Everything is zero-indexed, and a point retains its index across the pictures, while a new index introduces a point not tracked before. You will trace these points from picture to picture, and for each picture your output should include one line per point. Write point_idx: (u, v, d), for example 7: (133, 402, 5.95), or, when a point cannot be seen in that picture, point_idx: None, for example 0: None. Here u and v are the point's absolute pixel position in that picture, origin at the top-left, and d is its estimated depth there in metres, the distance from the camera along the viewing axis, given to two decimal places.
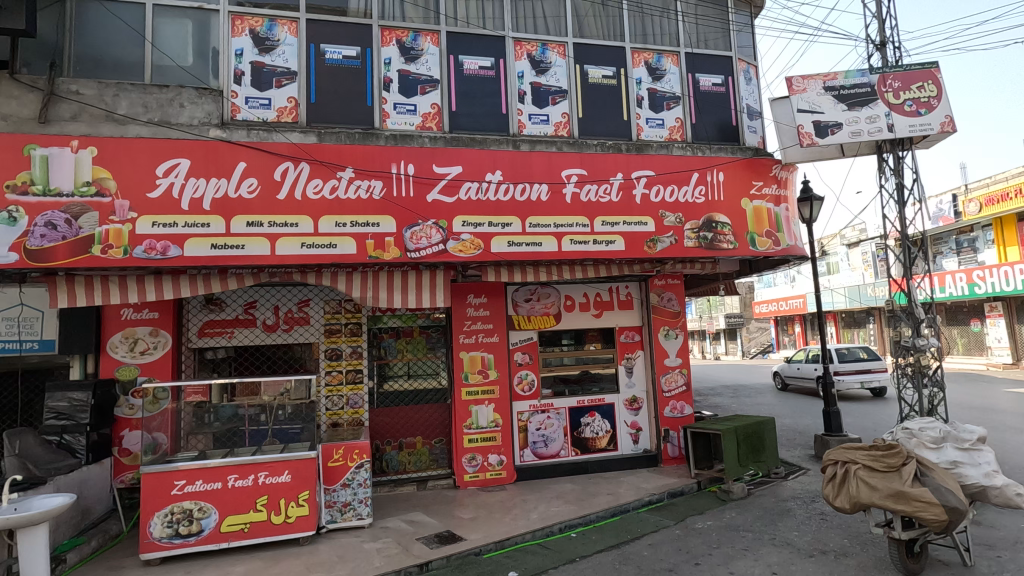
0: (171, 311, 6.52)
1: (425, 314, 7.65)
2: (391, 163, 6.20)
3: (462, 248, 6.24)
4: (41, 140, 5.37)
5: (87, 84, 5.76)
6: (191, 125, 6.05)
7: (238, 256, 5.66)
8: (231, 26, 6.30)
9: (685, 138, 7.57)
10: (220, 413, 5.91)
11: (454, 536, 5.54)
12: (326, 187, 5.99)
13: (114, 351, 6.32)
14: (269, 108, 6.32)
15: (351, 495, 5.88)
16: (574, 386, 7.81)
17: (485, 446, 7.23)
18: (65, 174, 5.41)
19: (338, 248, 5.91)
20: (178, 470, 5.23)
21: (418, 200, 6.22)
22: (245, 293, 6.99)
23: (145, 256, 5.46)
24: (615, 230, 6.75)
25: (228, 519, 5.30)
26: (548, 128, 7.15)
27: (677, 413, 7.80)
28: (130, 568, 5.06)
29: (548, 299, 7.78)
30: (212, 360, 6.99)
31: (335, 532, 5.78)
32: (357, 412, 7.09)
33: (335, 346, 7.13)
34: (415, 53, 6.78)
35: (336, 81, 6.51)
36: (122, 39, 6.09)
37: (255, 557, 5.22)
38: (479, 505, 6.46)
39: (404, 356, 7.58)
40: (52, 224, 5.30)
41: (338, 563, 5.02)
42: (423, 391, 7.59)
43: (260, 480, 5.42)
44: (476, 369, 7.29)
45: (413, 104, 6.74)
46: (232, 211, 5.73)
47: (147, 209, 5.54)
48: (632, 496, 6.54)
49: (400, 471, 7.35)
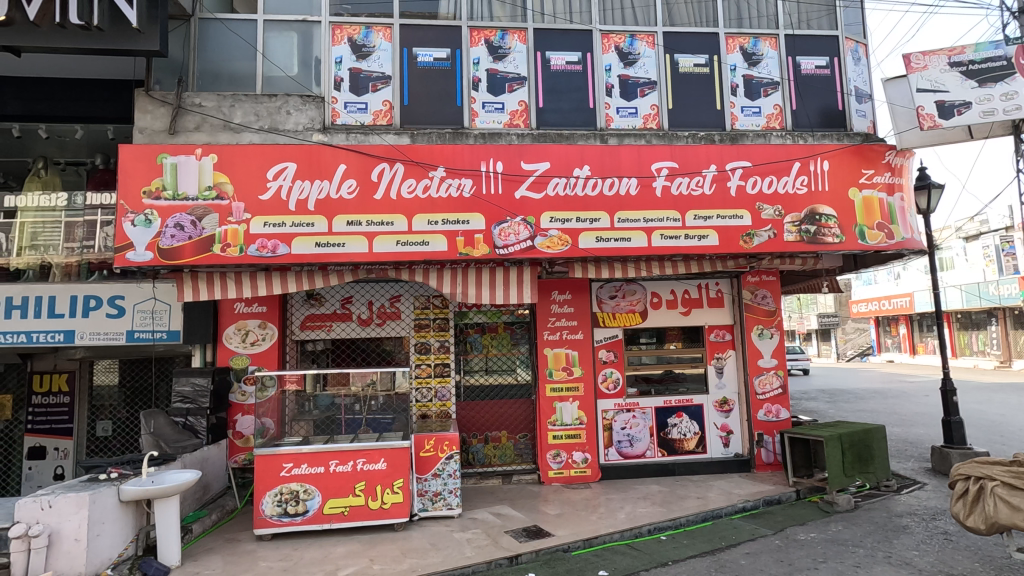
0: (277, 305, 7.01)
1: (510, 310, 7.74)
2: (480, 161, 6.31)
3: (550, 244, 6.24)
4: (171, 149, 5.96)
5: (208, 96, 6.34)
6: (296, 130, 6.46)
7: (339, 253, 5.99)
8: (332, 35, 6.64)
9: (785, 125, 7.14)
10: (318, 402, 6.19)
11: (542, 531, 5.56)
12: (419, 187, 6.19)
13: (228, 341, 6.89)
14: (365, 112, 6.61)
15: (441, 485, 6.06)
16: (659, 386, 7.61)
17: (569, 444, 7.20)
18: (191, 179, 5.96)
19: (430, 246, 6.11)
20: (284, 454, 5.62)
21: (506, 197, 6.29)
22: (342, 289, 7.37)
23: (258, 254, 5.90)
24: (708, 224, 6.48)
25: (330, 502, 5.62)
26: (636, 120, 6.97)
27: (772, 416, 7.39)
28: (245, 541, 5.50)
29: (634, 295, 7.61)
30: (312, 352, 7.42)
31: (426, 521, 5.97)
32: (445, 405, 7.31)
33: (424, 340, 7.39)
34: (503, 52, 6.84)
35: (428, 82, 6.71)
36: (237, 54, 6.60)
37: (354, 540, 5.49)
38: (564, 501, 6.45)
39: (489, 351, 7.71)
40: (180, 225, 5.86)
41: (430, 550, 5.18)
42: (506, 386, 7.69)
43: (358, 466, 5.71)
44: (560, 366, 7.28)
45: (501, 102, 6.80)
46: (333, 211, 6.06)
47: (260, 210, 5.98)
48: (724, 501, 6.27)
49: (486, 464, 7.48)
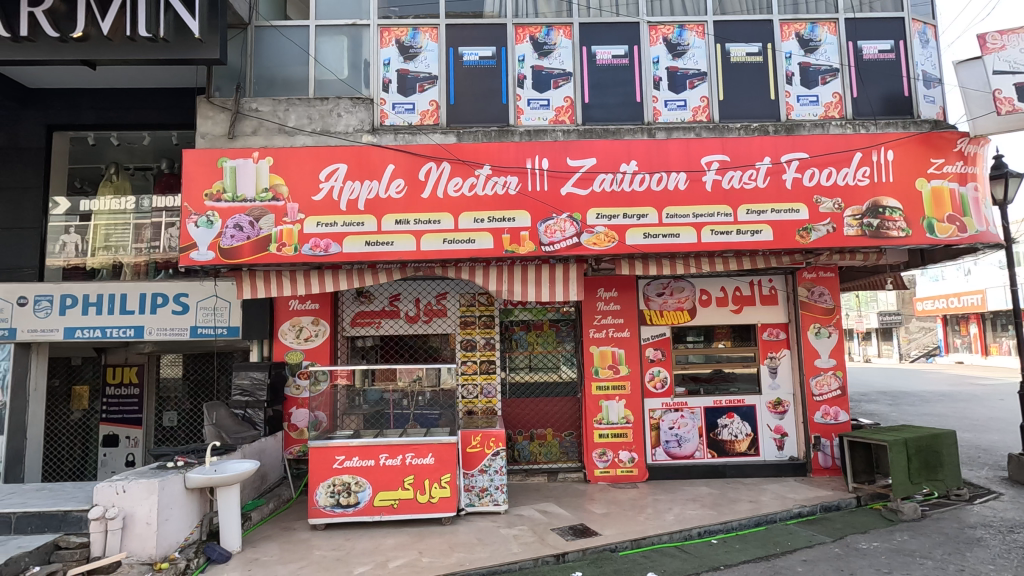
0: (328, 302, 7.23)
1: (555, 308, 7.73)
2: (525, 159, 6.31)
3: (596, 241, 6.18)
4: (230, 153, 6.24)
5: (264, 101, 6.58)
6: (347, 132, 6.64)
7: (388, 252, 6.12)
8: (380, 38, 6.77)
9: (845, 114, 6.81)
10: (368, 397, 6.37)
11: (589, 530, 5.51)
12: (465, 185, 6.25)
13: (283, 337, 7.15)
14: (413, 112, 6.71)
15: (487, 481, 6.11)
16: (708, 385, 7.42)
17: (615, 443, 7.12)
18: (249, 182, 6.22)
19: (476, 243, 6.15)
20: (337, 447, 5.80)
21: (552, 194, 6.26)
22: (390, 286, 7.52)
23: (311, 253, 6.09)
24: (761, 219, 6.26)
25: (381, 495, 5.76)
26: (685, 113, 6.80)
27: (830, 419, 7.07)
28: (300, 530, 5.70)
29: (682, 293, 7.44)
30: (362, 348, 7.59)
31: (473, 515, 6.03)
32: (491, 401, 7.37)
33: (470, 337, 7.47)
34: (549, 48, 6.80)
35: (474, 81, 6.75)
36: (291, 59, 6.82)
37: (404, 532, 5.61)
38: (610, 501, 6.37)
39: (534, 349, 7.71)
40: (239, 226, 6.12)
41: (478, 545, 5.24)
42: (551, 383, 7.67)
43: (407, 460, 5.83)
44: (606, 364, 7.20)
45: (547, 99, 6.77)
46: (382, 210, 6.19)
47: (313, 210, 6.18)
48: (778, 506, 6.06)
49: (531, 462, 7.49)
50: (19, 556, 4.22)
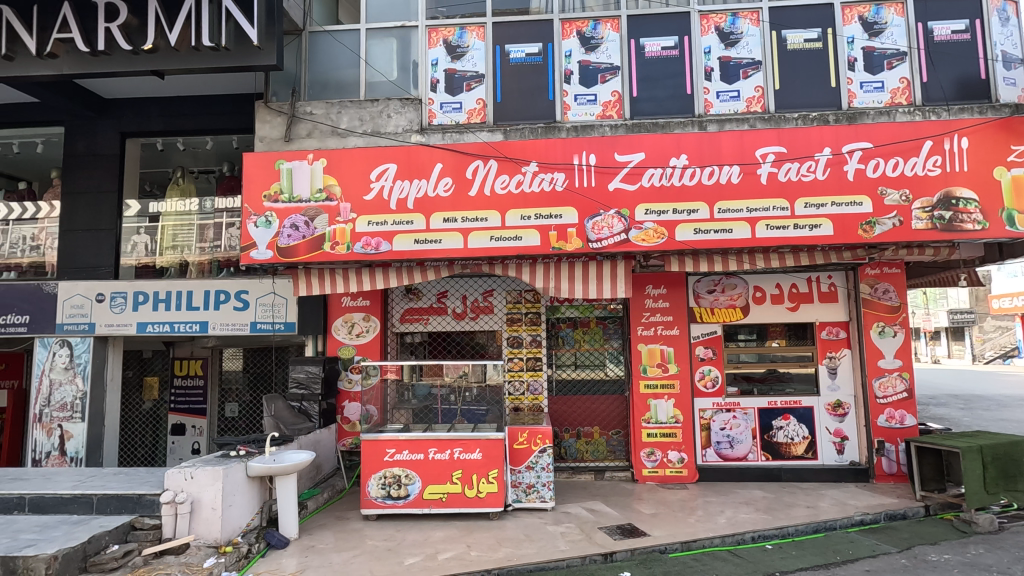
0: (378, 299, 7.41)
1: (602, 305, 7.67)
2: (572, 155, 6.27)
3: (645, 237, 6.07)
4: (287, 156, 6.50)
5: (318, 105, 6.81)
6: (396, 132, 6.77)
7: (436, 249, 6.22)
8: (428, 39, 6.86)
9: (913, 100, 6.41)
10: (416, 391, 6.47)
11: (637, 530, 5.44)
12: (512, 182, 6.26)
13: (337, 332, 7.39)
14: (460, 110, 6.78)
15: (535, 478, 6.12)
16: (762, 385, 7.18)
17: (664, 443, 6.99)
18: (305, 183, 6.45)
19: (523, 240, 6.17)
20: (388, 440, 5.94)
21: (599, 189, 6.19)
22: (438, 284, 7.64)
23: (363, 251, 6.27)
24: (821, 213, 5.99)
25: (430, 488, 5.87)
26: (738, 104, 6.57)
27: (895, 423, 6.71)
28: (353, 520, 5.89)
29: (734, 290, 7.21)
30: (410, 344, 7.73)
31: (520, 511, 6.06)
32: (537, 398, 7.39)
33: (517, 334, 7.51)
34: (596, 42, 6.72)
35: (520, 78, 6.75)
36: (343, 62, 7.01)
37: (452, 525, 5.70)
38: (659, 501, 6.27)
39: (581, 346, 7.66)
40: (295, 225, 6.36)
41: (525, 540, 5.26)
42: (598, 381, 7.62)
43: (456, 455, 5.92)
44: (655, 362, 7.08)
45: (594, 94, 6.69)
46: (431, 209, 6.29)
47: (364, 210, 6.34)
48: (838, 513, 5.80)
49: (578, 460, 7.47)
50: (99, 534, 4.53)
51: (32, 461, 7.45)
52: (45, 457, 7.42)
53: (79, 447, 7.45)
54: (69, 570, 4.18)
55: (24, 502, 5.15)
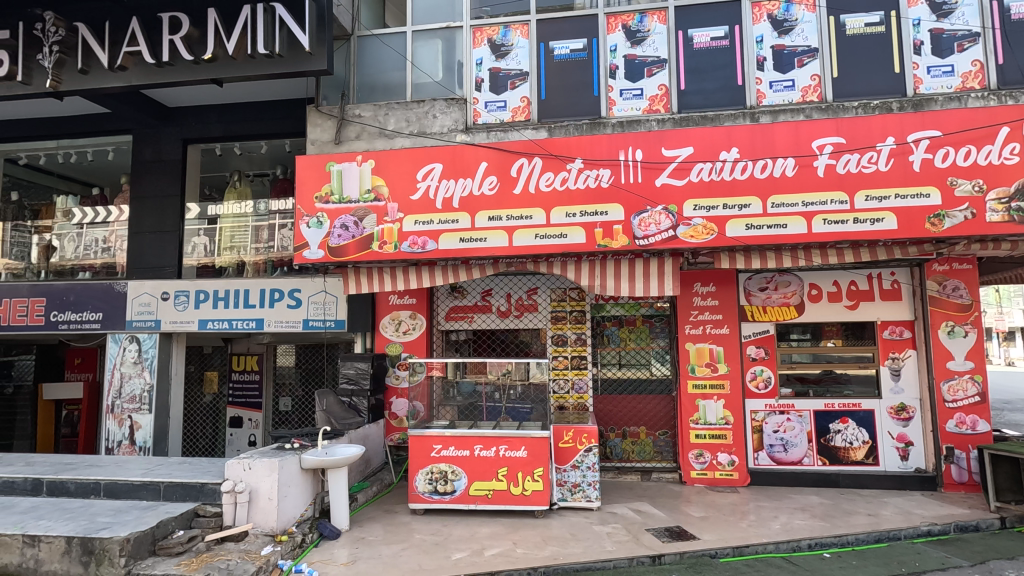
0: (425, 297, 7.54)
1: (648, 303, 7.55)
2: (618, 151, 6.18)
3: (694, 233, 5.93)
4: (337, 158, 6.68)
5: (366, 107, 6.97)
6: (442, 132, 6.85)
7: (481, 248, 6.26)
8: (473, 38, 6.91)
9: (987, 84, 6.00)
10: (461, 388, 6.53)
11: (686, 533, 5.33)
12: (557, 179, 6.23)
13: (384, 330, 7.58)
14: (504, 109, 6.80)
15: (580, 477, 6.08)
16: (817, 387, 6.89)
17: (714, 444, 6.81)
18: (354, 184, 6.62)
19: (569, 238, 6.13)
20: (434, 436, 6.04)
21: (646, 185, 6.08)
22: (483, 282, 7.68)
23: (410, 250, 6.39)
24: (883, 206, 5.69)
25: (476, 484, 5.92)
26: (793, 94, 6.32)
27: (966, 428, 6.31)
28: (401, 513, 6.01)
29: (788, 287, 6.93)
30: (456, 342, 7.81)
31: (566, 510, 6.04)
32: (582, 397, 7.34)
33: (561, 332, 7.47)
34: (642, 36, 6.60)
35: (565, 75, 6.71)
36: (390, 65, 7.15)
37: (498, 522, 5.73)
38: (708, 504, 6.12)
39: (626, 345, 7.57)
40: (345, 225, 6.54)
41: (571, 540, 5.23)
42: (644, 381, 7.50)
43: (501, 452, 5.95)
44: (704, 361, 6.90)
45: (640, 88, 6.57)
46: (476, 207, 6.33)
47: (411, 209, 6.45)
48: (902, 522, 5.50)
49: (624, 460, 7.38)
50: (167, 520, 4.79)
51: (106, 449, 7.96)
52: (117, 445, 7.92)
53: (147, 437, 7.91)
54: (141, 552, 4.44)
55: (99, 488, 5.50)
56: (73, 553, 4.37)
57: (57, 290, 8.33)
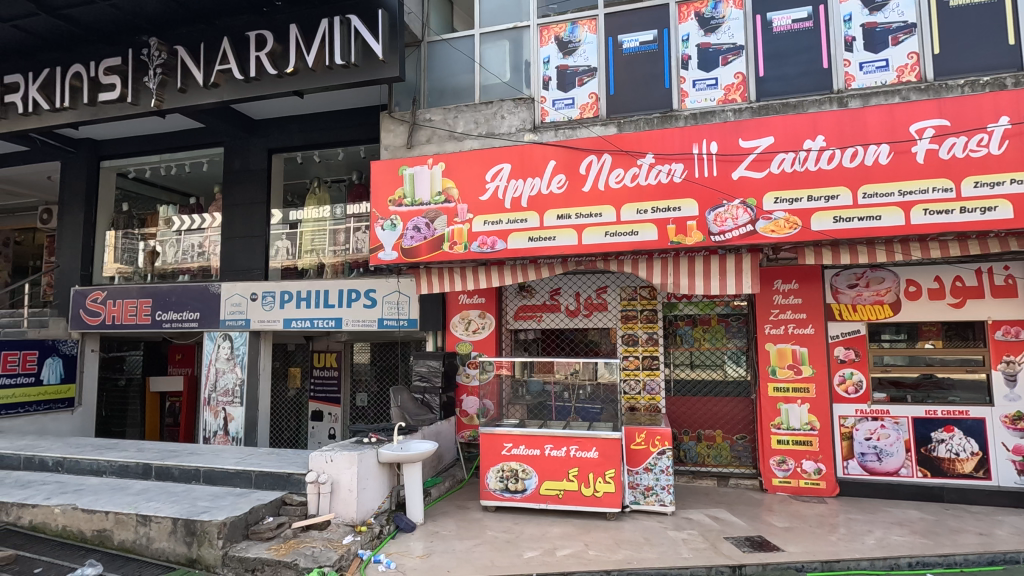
0: (493, 296, 7.61)
1: (724, 302, 7.26)
2: (691, 144, 5.97)
3: (774, 228, 5.62)
4: (409, 162, 6.90)
5: (436, 111, 7.13)
6: (510, 133, 6.89)
7: (550, 247, 6.24)
8: (540, 37, 6.91)
9: None
10: (530, 387, 6.54)
11: (768, 544, 5.05)
12: (627, 176, 6.11)
13: (455, 329, 7.72)
14: (572, 106, 6.74)
15: (653, 480, 5.92)
16: (915, 392, 6.33)
17: (798, 451, 6.43)
18: (426, 187, 6.79)
19: (640, 235, 5.99)
20: (505, 434, 6.09)
21: (723, 179, 5.83)
22: (552, 281, 7.64)
23: (480, 250, 6.47)
24: (996, 193, 5.14)
25: (547, 483, 5.91)
26: (887, 75, 5.85)
27: None
28: (473, 510, 6.10)
29: (881, 284, 6.41)
30: (525, 341, 7.83)
31: (638, 513, 5.90)
32: (654, 398, 7.16)
33: (632, 332, 7.32)
34: (716, 23, 6.33)
35: (634, 68, 6.55)
36: (459, 68, 7.27)
37: (569, 523, 5.69)
38: (792, 514, 5.78)
39: (700, 345, 7.30)
40: (417, 227, 6.73)
41: (644, 544, 5.10)
42: (719, 383, 7.21)
43: (572, 452, 5.91)
44: (785, 363, 6.54)
45: (715, 78, 6.31)
46: (545, 206, 6.32)
47: (480, 210, 6.53)
48: (1021, 544, 4.95)
49: (699, 464, 7.13)
50: (258, 506, 5.11)
51: (204, 438, 8.65)
52: (214, 435, 8.60)
53: (239, 428, 8.52)
54: (236, 535, 4.77)
55: (199, 474, 5.96)
56: (178, 533, 4.75)
57: (162, 291, 9.13)
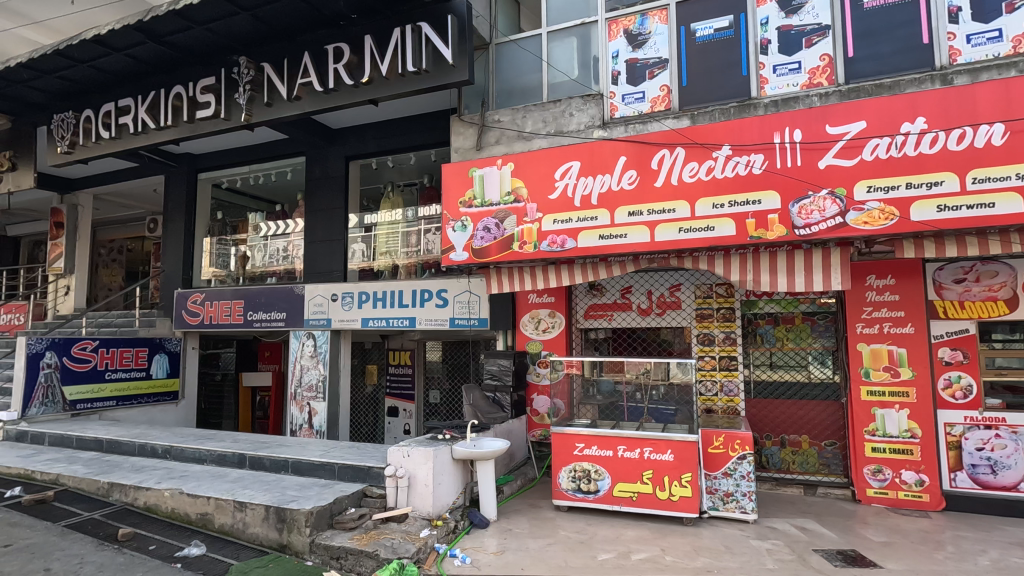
0: (563, 295, 7.58)
1: (809, 299, 6.82)
2: (772, 133, 5.66)
3: (867, 219, 5.22)
4: (479, 163, 7.00)
5: (505, 112, 7.18)
6: (579, 130, 6.82)
7: (622, 244, 6.12)
8: (609, 31, 6.79)
9: None
10: (601, 387, 6.43)
11: (864, 559, 4.70)
12: (702, 169, 5.88)
13: (525, 328, 7.76)
14: (643, 100, 6.57)
15: (733, 486, 5.67)
16: None
17: (895, 460, 5.94)
18: (495, 187, 6.87)
19: (716, 231, 5.75)
20: (577, 434, 6.05)
21: (807, 169, 5.48)
22: (623, 279, 7.50)
23: (550, 249, 6.46)
24: None
25: (620, 485, 5.81)
26: (1000, 46, 5.27)
27: None
28: (545, 508, 6.10)
29: (994, 278, 5.78)
30: (595, 340, 7.72)
31: (717, 520, 5.68)
32: (732, 400, 6.86)
33: (708, 331, 7.06)
34: (799, 3, 5.95)
35: (709, 57, 6.30)
36: (527, 68, 7.29)
37: (644, 526, 5.56)
38: (890, 528, 5.36)
39: (783, 345, 6.93)
40: (487, 228, 6.81)
41: (725, 553, 4.89)
42: (805, 385, 6.82)
43: (646, 454, 5.76)
44: (880, 365, 6.07)
45: (797, 62, 5.94)
46: (615, 203, 6.21)
47: (550, 209, 6.52)
48: None
49: (783, 470, 6.76)
50: (342, 497, 5.36)
51: (291, 431, 9.21)
52: (300, 428, 9.13)
53: (322, 422, 8.99)
54: (321, 524, 5.03)
55: (288, 465, 6.34)
56: (270, 520, 5.08)
57: (252, 293, 9.79)
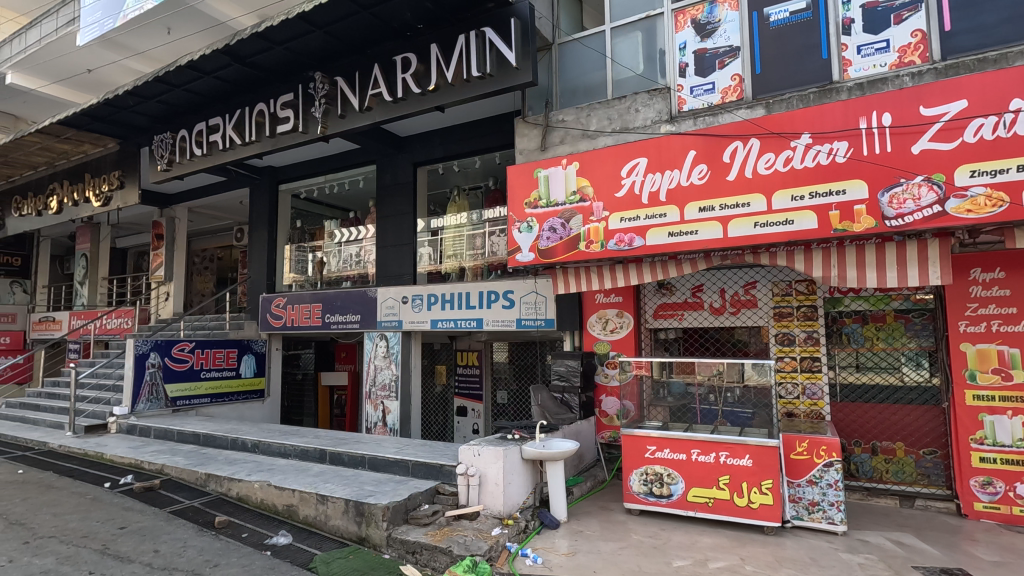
0: (631, 295, 7.43)
1: (902, 296, 6.33)
2: (857, 119, 5.29)
3: (971, 207, 4.76)
4: (544, 164, 7.00)
5: (569, 111, 7.15)
6: (645, 125, 6.66)
7: (692, 241, 5.93)
8: (675, 23, 6.62)
9: None
10: (672, 388, 6.27)
11: None
12: (779, 160, 5.59)
13: (592, 328, 7.67)
14: (713, 91, 6.34)
15: (819, 495, 5.34)
16: None
17: (1009, 472, 5.37)
18: (560, 187, 6.85)
19: (796, 224, 5.44)
20: (649, 437, 5.91)
21: (899, 155, 5.09)
22: (694, 277, 7.25)
23: (617, 248, 6.36)
24: None
25: (694, 490, 5.62)
26: None
27: None
28: (616, 511, 6.00)
29: None
30: (665, 340, 7.52)
31: (801, 530, 5.36)
32: (815, 404, 6.47)
33: (787, 331, 6.71)
34: None
35: (784, 42, 5.99)
36: (590, 66, 7.23)
37: (721, 533, 5.35)
38: (1004, 547, 4.86)
39: (873, 345, 6.46)
40: (553, 228, 6.80)
41: (812, 565, 4.62)
42: (898, 388, 6.33)
43: (722, 459, 5.54)
44: (988, 367, 5.52)
45: (885, 40, 5.54)
46: (685, 199, 6.02)
47: (616, 207, 6.42)
48: None
49: (875, 480, 6.31)
50: (416, 494, 5.54)
51: (366, 429, 9.59)
52: (375, 426, 9.49)
53: (395, 420, 9.30)
54: (397, 519, 5.21)
55: (364, 461, 6.61)
56: (349, 513, 5.31)
57: (329, 296, 10.29)
